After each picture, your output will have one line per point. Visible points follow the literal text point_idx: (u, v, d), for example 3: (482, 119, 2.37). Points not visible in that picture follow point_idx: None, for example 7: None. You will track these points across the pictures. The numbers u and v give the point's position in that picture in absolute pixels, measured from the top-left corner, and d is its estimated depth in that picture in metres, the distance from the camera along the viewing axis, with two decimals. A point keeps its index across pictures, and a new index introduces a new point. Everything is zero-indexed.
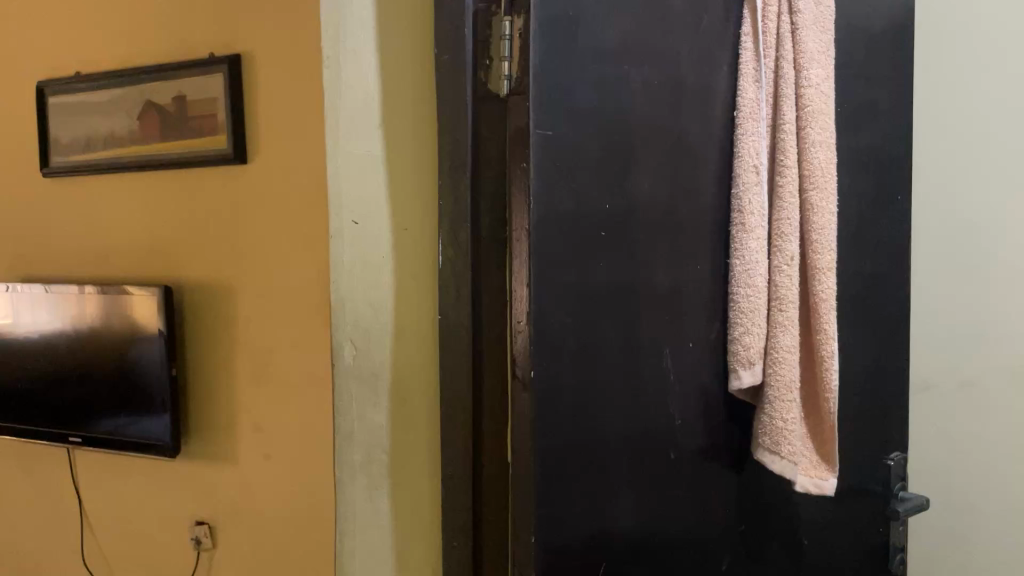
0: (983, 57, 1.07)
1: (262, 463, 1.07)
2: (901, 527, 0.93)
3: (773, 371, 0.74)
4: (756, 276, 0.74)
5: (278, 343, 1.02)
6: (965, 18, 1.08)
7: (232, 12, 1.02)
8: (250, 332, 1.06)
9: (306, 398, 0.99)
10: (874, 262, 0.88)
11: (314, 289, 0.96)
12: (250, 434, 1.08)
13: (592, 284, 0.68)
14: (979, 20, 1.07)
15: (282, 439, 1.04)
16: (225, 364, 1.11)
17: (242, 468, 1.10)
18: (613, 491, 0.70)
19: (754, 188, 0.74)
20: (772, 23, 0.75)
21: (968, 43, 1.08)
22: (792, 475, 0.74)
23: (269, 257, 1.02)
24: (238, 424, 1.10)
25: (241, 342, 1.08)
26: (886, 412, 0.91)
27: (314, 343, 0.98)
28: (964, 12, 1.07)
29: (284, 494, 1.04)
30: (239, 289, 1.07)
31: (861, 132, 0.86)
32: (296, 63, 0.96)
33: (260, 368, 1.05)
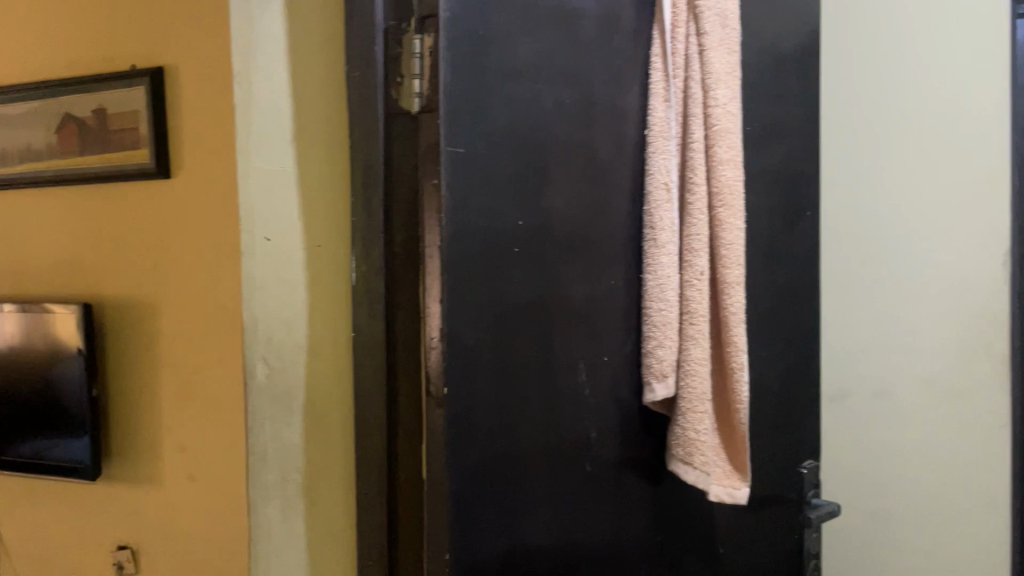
0: (891, 80, 1.13)
1: (178, 481, 1.04)
2: (815, 534, 0.96)
3: (685, 383, 0.77)
4: (668, 290, 0.76)
5: (197, 361, 1.00)
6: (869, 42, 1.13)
7: (147, 22, 1.00)
8: (169, 350, 1.04)
9: (224, 418, 0.97)
10: (785, 276, 0.91)
11: (235, 306, 0.95)
12: (169, 456, 1.05)
13: (507, 301, 0.68)
14: (884, 45, 1.13)
15: (201, 461, 1.01)
16: (148, 382, 1.08)
17: (160, 490, 1.07)
18: (529, 507, 0.70)
19: (665, 205, 0.76)
20: (681, 44, 0.76)
21: (875, 67, 1.14)
22: (704, 485, 0.77)
23: (186, 274, 0.99)
24: (158, 445, 1.07)
25: (161, 360, 1.05)
26: (798, 420, 0.94)
27: (233, 360, 0.96)
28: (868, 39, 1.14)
29: (202, 517, 1.02)
30: (159, 306, 1.04)
31: (771, 151, 0.89)
32: (213, 75, 0.94)
33: (181, 387, 1.03)
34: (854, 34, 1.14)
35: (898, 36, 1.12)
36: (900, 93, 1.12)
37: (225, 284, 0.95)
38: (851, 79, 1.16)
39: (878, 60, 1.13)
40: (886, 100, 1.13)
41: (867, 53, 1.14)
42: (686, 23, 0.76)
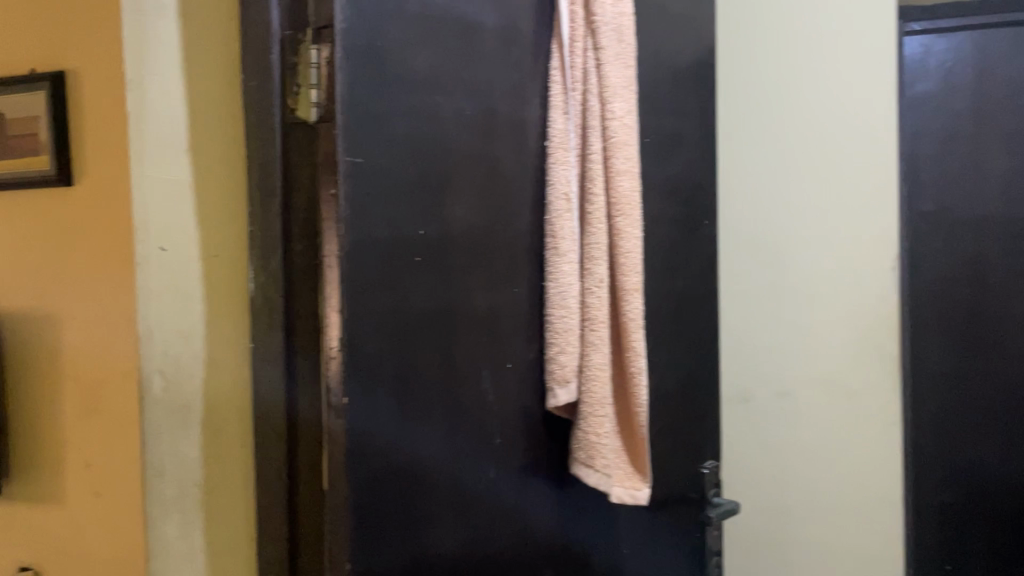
0: (788, 92, 1.18)
1: (66, 503, 0.98)
2: (715, 532, 0.99)
3: (586, 388, 0.79)
4: (569, 297, 0.78)
5: (82, 376, 0.95)
6: (762, 55, 1.19)
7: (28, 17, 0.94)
8: (52, 364, 0.98)
9: (103, 436, 0.92)
10: (685, 283, 0.94)
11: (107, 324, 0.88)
12: (51, 477, 1.00)
13: (408, 309, 0.69)
14: (776, 60, 1.18)
15: (85, 481, 0.96)
16: (27, 399, 1.02)
17: (40, 514, 1.01)
18: (431, 515, 0.71)
19: (565, 215, 0.78)
20: (579, 58, 0.78)
21: (772, 78, 1.19)
22: (606, 487, 0.79)
23: (67, 285, 0.94)
24: (37, 467, 1.01)
25: (43, 376, 1.00)
26: (699, 422, 0.97)
27: (105, 377, 0.91)
28: (760, 53, 1.19)
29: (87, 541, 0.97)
30: (37, 318, 0.98)
31: (670, 162, 0.92)
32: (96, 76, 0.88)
33: (64, 404, 0.97)
34: (749, 48, 1.20)
35: (794, 51, 1.17)
36: (796, 105, 1.18)
37: (102, 295, 0.89)
38: (747, 88, 1.20)
39: (775, 71, 1.19)
40: (782, 110, 1.19)
41: (765, 64, 1.19)
42: (583, 37, 0.78)
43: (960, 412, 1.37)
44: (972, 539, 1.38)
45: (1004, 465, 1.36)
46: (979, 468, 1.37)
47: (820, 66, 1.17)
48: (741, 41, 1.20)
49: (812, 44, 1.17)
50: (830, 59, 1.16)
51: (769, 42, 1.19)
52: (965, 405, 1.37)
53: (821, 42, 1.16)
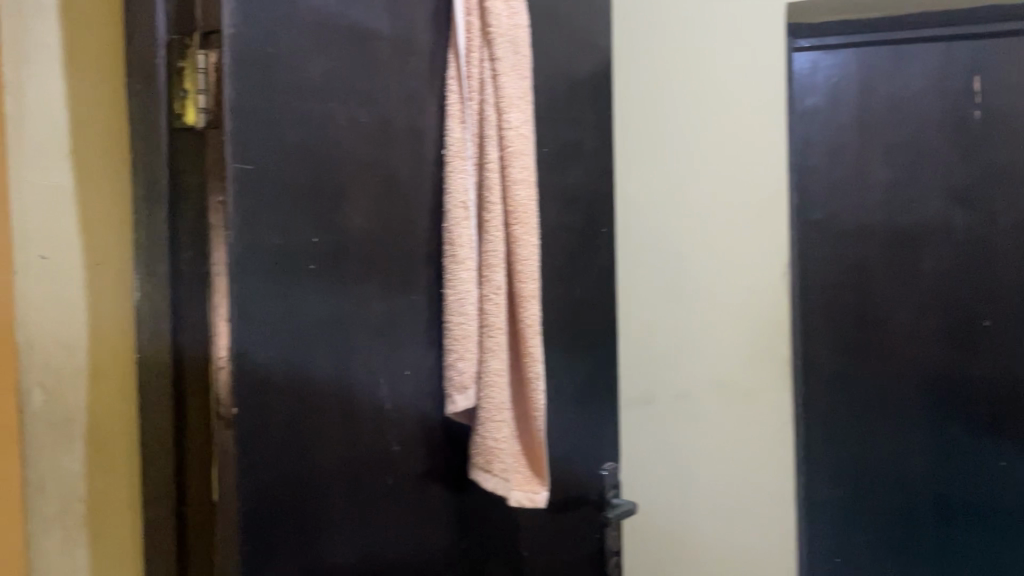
0: (678, 114, 1.29)
1: None
2: (615, 532, 1.02)
3: (484, 394, 0.80)
4: (467, 304, 0.79)
5: None
6: (659, 78, 1.30)
7: None
8: None
9: None
10: (583, 289, 0.96)
11: None
12: None
13: (302, 318, 0.68)
14: (666, 83, 1.30)
15: None
16: None
17: None
18: (329, 524, 0.71)
19: (463, 222, 0.78)
20: (475, 69, 0.79)
21: (661, 103, 1.30)
22: (505, 491, 0.80)
23: None
24: None
25: None
26: (597, 425, 1.00)
27: None
28: (656, 75, 1.30)
29: None
30: None
31: (568, 171, 0.94)
32: None
33: None
34: (643, 74, 1.32)
35: (682, 78, 1.29)
36: (684, 126, 1.29)
37: None
38: (646, 108, 1.31)
39: (664, 96, 1.30)
40: (672, 132, 1.30)
41: (655, 90, 1.31)
42: (479, 48, 0.79)
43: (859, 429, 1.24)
44: (853, 551, 1.26)
45: (896, 477, 1.23)
46: (876, 478, 1.24)
47: (707, 87, 1.27)
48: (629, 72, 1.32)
49: (699, 69, 1.27)
50: (717, 83, 1.27)
51: (657, 70, 1.30)
52: (857, 412, 1.24)
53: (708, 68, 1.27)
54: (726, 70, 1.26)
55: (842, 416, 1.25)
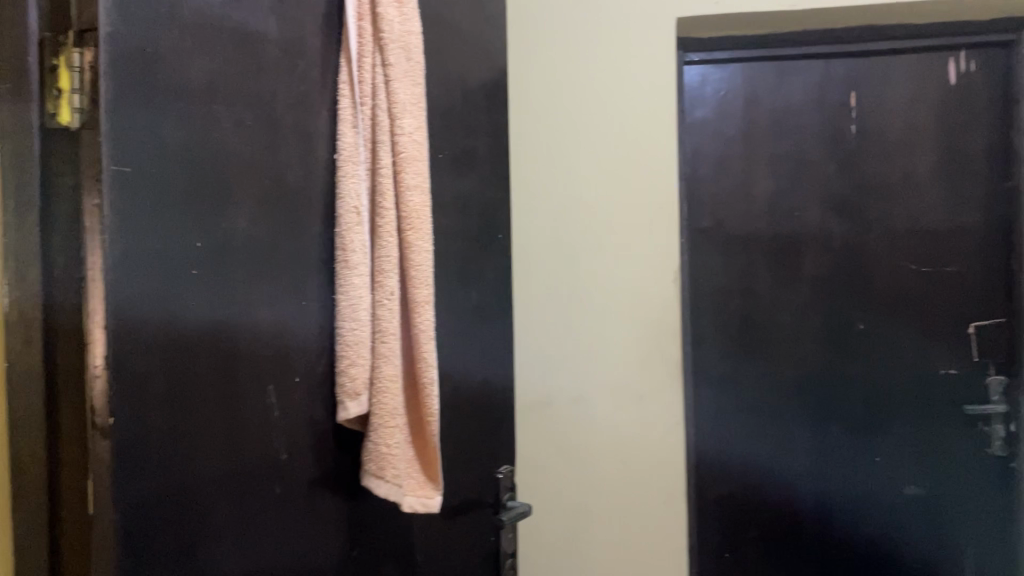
0: (574, 119, 1.28)
1: None
2: (508, 534, 1.03)
3: (377, 400, 0.80)
4: (360, 310, 0.79)
5: None
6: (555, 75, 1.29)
7: None
8: None
9: None
10: (478, 294, 0.97)
11: None
12: None
13: (186, 325, 0.65)
14: (561, 82, 1.29)
15: None
16: None
17: None
18: (213, 537, 0.68)
19: (356, 228, 0.78)
20: (368, 74, 0.79)
21: (557, 108, 1.29)
22: (397, 497, 0.80)
23: None
24: None
25: None
26: (491, 429, 1.01)
27: None
28: (551, 72, 1.29)
29: None
30: None
31: (463, 178, 0.95)
32: None
33: None
34: (537, 71, 1.30)
35: (579, 83, 1.28)
36: (581, 133, 1.28)
37: None
38: (536, 106, 1.30)
39: (561, 101, 1.29)
40: (568, 138, 1.29)
41: (552, 94, 1.29)
42: (371, 53, 0.79)
43: (747, 418, 1.39)
44: (746, 539, 1.40)
45: (781, 468, 1.39)
46: (763, 470, 1.39)
47: (600, 87, 1.27)
48: (522, 78, 1.30)
49: (595, 75, 1.27)
50: (612, 90, 1.26)
51: (554, 75, 1.29)
52: (744, 409, 1.39)
53: (604, 76, 1.27)
54: (621, 77, 1.26)
55: (731, 417, 1.39)
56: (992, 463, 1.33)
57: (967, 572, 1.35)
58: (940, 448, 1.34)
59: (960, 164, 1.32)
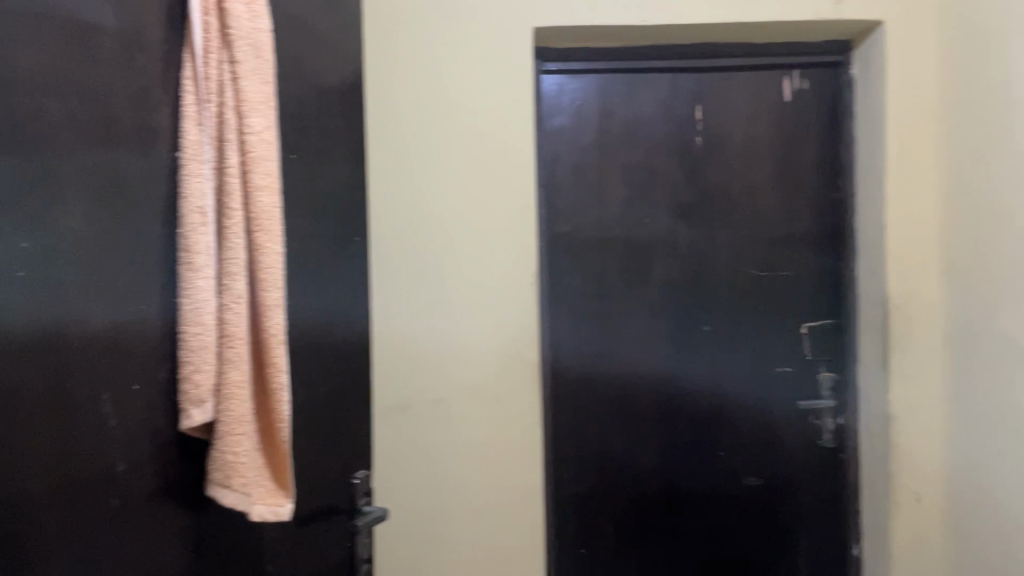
0: (431, 123, 1.28)
1: None
2: (365, 540, 1.02)
3: (223, 406, 0.77)
4: (205, 314, 0.76)
5: None
6: (414, 76, 1.28)
7: None
8: None
9: None
10: (332, 296, 0.96)
11: None
12: None
13: (7, 329, 0.60)
14: (420, 83, 1.28)
15: None
16: None
17: None
18: (42, 551, 0.63)
19: (201, 229, 0.75)
20: (214, 70, 0.76)
21: (417, 110, 1.28)
22: (245, 506, 0.78)
23: None
24: None
25: None
26: (347, 433, 1.00)
27: None
28: (411, 73, 1.28)
29: None
30: None
31: (317, 179, 0.93)
32: None
33: None
34: (396, 71, 1.28)
35: (437, 86, 1.28)
36: (440, 136, 1.28)
37: None
38: (396, 106, 1.28)
39: (420, 104, 1.28)
40: (427, 142, 1.28)
41: (411, 97, 1.28)
42: (218, 49, 0.77)
43: (601, 417, 1.44)
44: (601, 535, 1.44)
45: (634, 465, 1.44)
46: (618, 468, 1.44)
47: (460, 91, 1.27)
48: (382, 77, 1.28)
49: (454, 80, 1.27)
50: (470, 95, 1.27)
51: (412, 77, 1.28)
52: (600, 409, 1.43)
53: (462, 81, 1.27)
54: (479, 82, 1.27)
55: (588, 417, 1.43)
56: (822, 453, 1.44)
57: (801, 556, 1.46)
58: (777, 441, 1.45)
59: (795, 177, 1.42)
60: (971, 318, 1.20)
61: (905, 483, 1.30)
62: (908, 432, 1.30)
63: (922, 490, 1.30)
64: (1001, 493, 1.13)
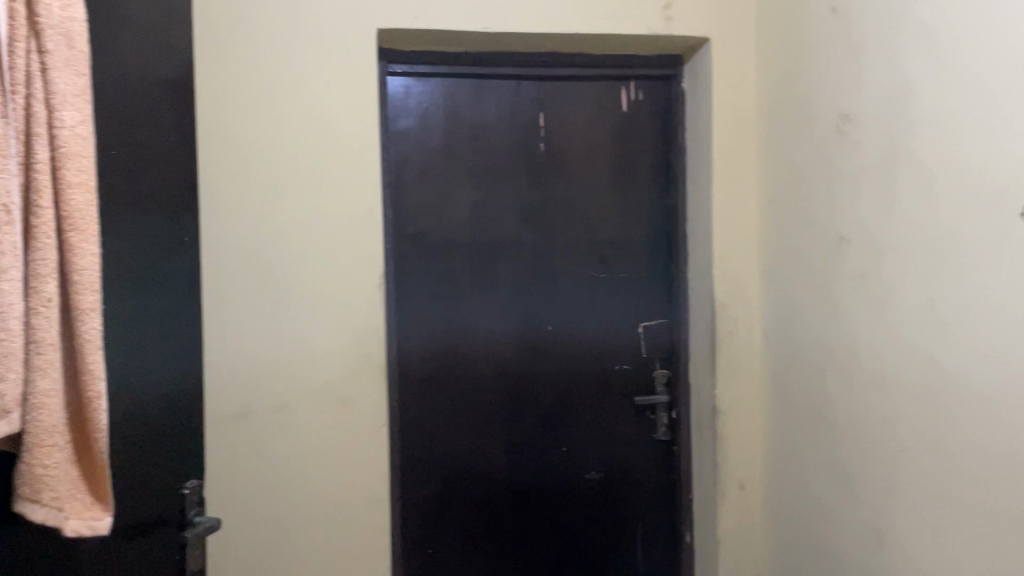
0: (271, 122, 1.25)
1: None
2: (196, 551, 0.99)
3: (32, 417, 0.72)
4: (11, 319, 0.69)
5: None
6: (253, 73, 1.24)
7: None
8: None
9: None
10: (159, 300, 0.92)
11: None
12: None
13: None
14: (260, 80, 1.24)
15: None
16: None
17: None
18: None
19: (7, 228, 0.68)
20: (21, 59, 0.70)
21: (257, 107, 1.24)
22: (58, 521, 0.74)
23: None
24: None
25: None
26: (175, 440, 0.97)
27: None
28: (248, 69, 1.24)
29: None
30: None
31: (143, 177, 0.89)
32: None
33: None
34: (232, 65, 1.23)
35: (278, 84, 1.25)
36: (281, 136, 1.25)
37: None
38: (232, 102, 1.23)
39: (259, 101, 1.24)
40: (267, 140, 1.25)
41: (250, 94, 1.24)
42: (25, 38, 0.71)
43: (448, 418, 1.45)
44: (447, 535, 1.46)
45: (480, 464, 1.46)
46: (465, 467, 1.46)
47: (301, 91, 1.25)
48: (218, 70, 1.23)
49: (296, 79, 1.25)
50: (312, 95, 1.26)
51: (251, 73, 1.24)
52: (446, 410, 1.45)
53: (304, 80, 1.25)
54: (322, 83, 1.26)
55: (434, 418, 1.44)
56: (656, 446, 1.52)
57: (638, 545, 1.53)
58: (616, 437, 1.51)
59: (631, 183, 1.49)
60: (785, 318, 1.31)
61: (731, 473, 1.40)
62: (733, 425, 1.40)
63: (745, 479, 1.40)
64: (813, 478, 1.24)
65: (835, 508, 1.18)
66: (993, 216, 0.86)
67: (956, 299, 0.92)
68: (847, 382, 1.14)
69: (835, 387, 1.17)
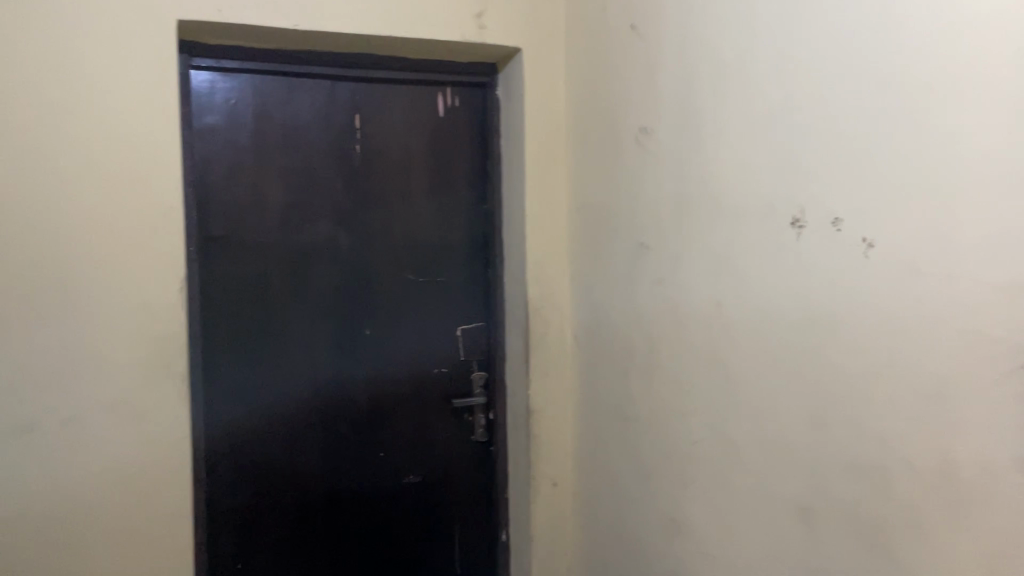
0: (58, 113, 1.16)
1: None
2: None
3: None
4: None
5: None
6: (36, 59, 1.14)
7: None
8: None
9: None
10: None
11: None
12: None
13: None
14: (45, 68, 1.15)
15: None
16: None
17: None
18: None
19: None
20: None
21: (40, 97, 1.14)
22: None
23: None
24: None
25: None
26: None
27: None
28: (30, 55, 1.14)
29: None
30: None
31: None
32: None
33: None
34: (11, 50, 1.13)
35: (65, 74, 1.16)
36: (70, 129, 1.16)
37: None
38: (11, 90, 1.13)
39: (43, 91, 1.15)
40: (52, 132, 1.15)
41: (32, 82, 1.14)
42: None
43: (260, 426, 1.40)
44: (259, 548, 1.41)
45: (293, 472, 1.43)
46: (278, 476, 1.42)
47: (93, 82, 1.17)
48: None
49: (86, 68, 1.17)
50: (105, 87, 1.18)
51: (34, 59, 1.14)
52: (257, 417, 1.40)
53: (96, 71, 1.17)
54: (117, 75, 1.19)
55: (243, 426, 1.39)
56: (472, 446, 1.55)
57: (456, 545, 1.55)
58: (433, 440, 1.52)
59: (447, 188, 1.51)
60: (591, 319, 1.37)
61: (545, 470, 1.44)
62: (545, 423, 1.44)
63: (557, 475, 1.45)
64: (618, 471, 1.30)
65: (637, 498, 1.25)
66: (770, 225, 0.94)
67: (738, 301, 1.00)
68: (646, 379, 1.21)
69: (636, 384, 1.24)
